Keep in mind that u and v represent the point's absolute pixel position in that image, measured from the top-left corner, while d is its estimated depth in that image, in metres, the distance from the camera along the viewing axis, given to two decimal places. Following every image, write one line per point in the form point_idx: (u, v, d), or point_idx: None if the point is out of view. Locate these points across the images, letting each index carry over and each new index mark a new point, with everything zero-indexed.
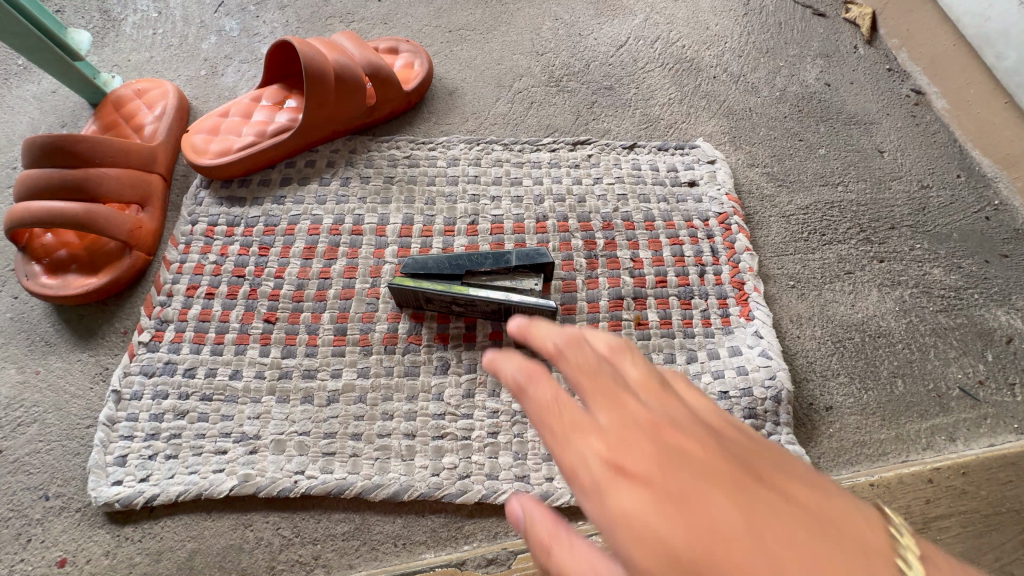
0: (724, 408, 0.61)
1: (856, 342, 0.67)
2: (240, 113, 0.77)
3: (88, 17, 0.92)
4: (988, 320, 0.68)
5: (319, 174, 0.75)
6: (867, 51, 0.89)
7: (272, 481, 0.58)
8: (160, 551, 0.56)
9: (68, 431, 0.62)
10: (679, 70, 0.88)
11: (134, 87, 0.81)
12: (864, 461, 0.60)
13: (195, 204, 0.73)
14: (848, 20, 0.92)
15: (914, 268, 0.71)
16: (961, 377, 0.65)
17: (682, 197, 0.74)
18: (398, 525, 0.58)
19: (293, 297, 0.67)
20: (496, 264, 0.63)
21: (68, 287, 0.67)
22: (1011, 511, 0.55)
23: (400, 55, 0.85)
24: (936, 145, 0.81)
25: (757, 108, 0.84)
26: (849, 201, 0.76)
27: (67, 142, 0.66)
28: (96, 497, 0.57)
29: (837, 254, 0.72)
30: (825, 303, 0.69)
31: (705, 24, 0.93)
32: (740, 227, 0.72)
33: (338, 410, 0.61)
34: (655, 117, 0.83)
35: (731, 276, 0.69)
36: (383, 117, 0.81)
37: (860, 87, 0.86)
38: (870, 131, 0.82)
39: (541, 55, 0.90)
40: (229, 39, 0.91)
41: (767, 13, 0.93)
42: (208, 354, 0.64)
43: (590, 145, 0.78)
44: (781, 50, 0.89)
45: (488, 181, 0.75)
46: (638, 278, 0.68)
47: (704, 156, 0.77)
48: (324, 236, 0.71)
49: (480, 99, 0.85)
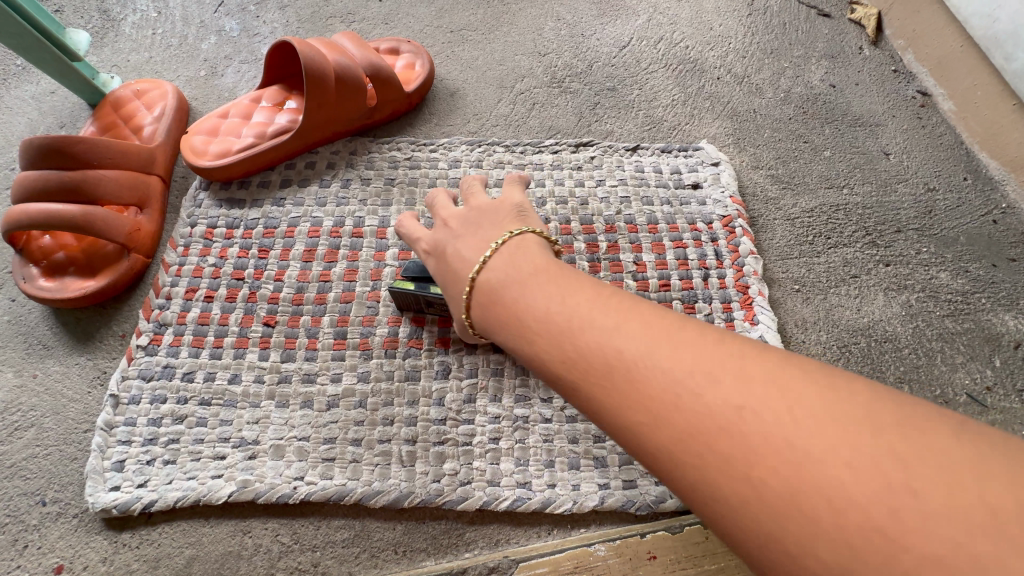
0: None
1: (862, 347, 0.66)
2: (239, 113, 0.76)
3: (87, 17, 0.91)
4: (995, 325, 0.67)
5: (319, 175, 0.74)
6: (873, 52, 0.88)
7: (271, 487, 0.57)
8: (157, 557, 0.56)
9: (66, 435, 0.62)
10: (683, 71, 0.87)
11: (133, 88, 0.80)
12: None
13: (195, 206, 0.72)
14: (854, 21, 0.91)
15: (921, 272, 0.71)
16: (968, 383, 0.64)
17: (686, 200, 0.73)
18: (398, 532, 0.57)
19: (292, 300, 0.67)
20: None
21: (66, 290, 0.66)
22: None
23: (401, 55, 0.84)
24: (943, 147, 0.80)
25: (761, 110, 0.83)
26: (855, 204, 0.75)
27: (65, 144, 0.66)
28: (93, 502, 0.56)
29: (842, 257, 0.72)
30: (831, 308, 0.68)
31: (709, 25, 0.92)
32: (744, 230, 0.71)
33: (338, 415, 0.61)
34: (658, 118, 0.83)
35: (736, 280, 0.68)
36: (384, 118, 0.80)
37: (865, 89, 0.85)
38: (875, 133, 0.81)
39: (543, 56, 0.89)
40: (229, 39, 0.90)
41: (771, 14, 0.92)
42: (206, 358, 0.63)
43: (593, 146, 0.77)
44: (786, 51, 0.88)
45: (490, 183, 0.74)
46: (642, 281, 0.67)
47: (708, 158, 0.76)
48: (324, 238, 0.70)
49: (481, 100, 0.84)
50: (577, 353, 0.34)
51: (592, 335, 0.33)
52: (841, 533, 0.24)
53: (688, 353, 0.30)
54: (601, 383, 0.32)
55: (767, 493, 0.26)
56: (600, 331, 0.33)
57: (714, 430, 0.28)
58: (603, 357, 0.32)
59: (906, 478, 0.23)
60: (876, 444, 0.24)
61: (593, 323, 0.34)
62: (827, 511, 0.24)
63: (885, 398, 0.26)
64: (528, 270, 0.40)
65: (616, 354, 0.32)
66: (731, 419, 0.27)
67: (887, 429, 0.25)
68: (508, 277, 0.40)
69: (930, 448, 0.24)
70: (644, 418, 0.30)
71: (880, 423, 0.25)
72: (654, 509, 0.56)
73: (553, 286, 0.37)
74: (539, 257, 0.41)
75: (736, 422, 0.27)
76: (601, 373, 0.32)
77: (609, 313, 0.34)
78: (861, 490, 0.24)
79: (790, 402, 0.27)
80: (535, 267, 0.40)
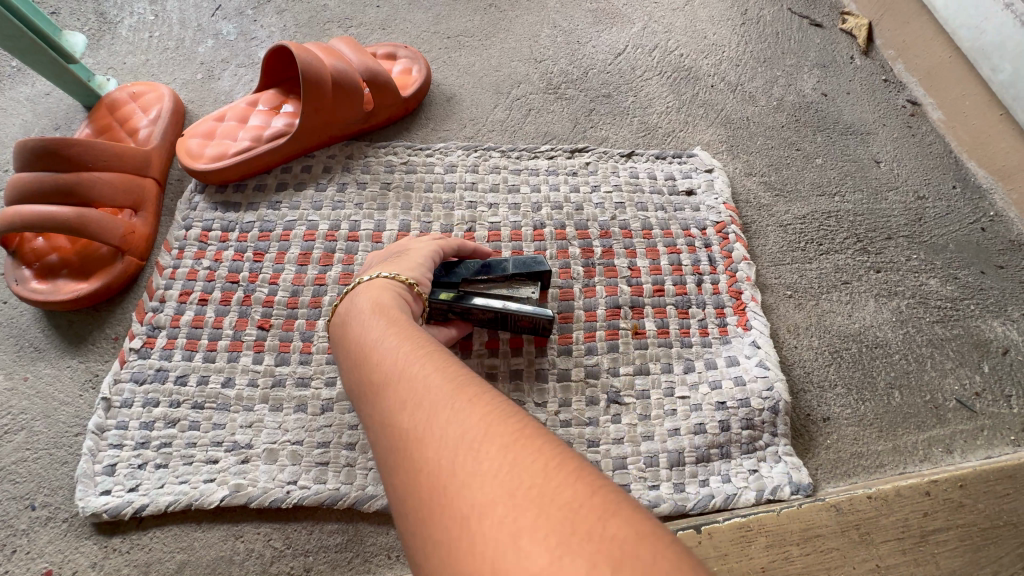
0: (722, 418, 0.60)
1: (853, 352, 0.67)
2: (235, 117, 0.76)
3: (84, 19, 0.92)
4: (984, 331, 0.68)
5: (315, 179, 0.75)
6: (864, 61, 0.90)
7: (264, 491, 0.57)
8: (148, 562, 0.55)
9: (56, 439, 0.61)
10: (677, 78, 0.88)
11: (129, 90, 0.80)
12: (861, 473, 0.60)
13: (190, 209, 0.72)
14: (845, 31, 0.92)
15: (911, 279, 0.72)
16: (958, 389, 0.65)
17: (680, 206, 0.74)
18: (392, 537, 0.57)
19: (287, 304, 0.67)
20: (492, 272, 0.60)
21: (59, 293, 0.66)
22: (1008, 525, 0.55)
23: (398, 60, 0.84)
24: (932, 156, 0.81)
25: (754, 118, 0.84)
26: (846, 210, 0.76)
27: (61, 146, 0.65)
28: (84, 507, 0.56)
29: (834, 263, 0.72)
30: (822, 313, 0.69)
31: (703, 33, 0.93)
32: (738, 236, 0.71)
33: (332, 418, 0.61)
34: (653, 125, 0.83)
35: (729, 285, 0.69)
36: (381, 123, 0.80)
37: (856, 98, 0.86)
38: (866, 142, 0.82)
39: (539, 62, 0.89)
40: (226, 43, 0.91)
41: (764, 23, 0.94)
42: (200, 361, 0.63)
43: (589, 153, 0.78)
44: (779, 60, 0.90)
45: (486, 188, 0.75)
46: (636, 286, 0.68)
47: (702, 165, 0.77)
48: (319, 242, 0.70)
49: (478, 105, 0.85)
50: (368, 379, 0.38)
51: (380, 366, 0.37)
52: (464, 570, 0.25)
53: (438, 391, 0.33)
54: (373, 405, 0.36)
55: (436, 514, 0.27)
56: (388, 363, 0.38)
57: (422, 453, 0.30)
58: (377, 382, 0.37)
59: (529, 529, 0.24)
60: (523, 491, 0.26)
61: (386, 359, 0.38)
62: (467, 544, 0.25)
63: (568, 468, 0.28)
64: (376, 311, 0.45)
65: (388, 382, 0.36)
66: (438, 444, 0.30)
67: (547, 488, 0.26)
68: (359, 314, 0.46)
69: (569, 513, 0.25)
70: (386, 443, 0.33)
71: (550, 479, 0.27)
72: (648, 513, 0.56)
73: (384, 327, 0.43)
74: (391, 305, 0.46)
75: (441, 450, 0.29)
76: (375, 398, 0.36)
77: (402, 352, 0.38)
78: (497, 530, 0.25)
79: (482, 442, 0.29)
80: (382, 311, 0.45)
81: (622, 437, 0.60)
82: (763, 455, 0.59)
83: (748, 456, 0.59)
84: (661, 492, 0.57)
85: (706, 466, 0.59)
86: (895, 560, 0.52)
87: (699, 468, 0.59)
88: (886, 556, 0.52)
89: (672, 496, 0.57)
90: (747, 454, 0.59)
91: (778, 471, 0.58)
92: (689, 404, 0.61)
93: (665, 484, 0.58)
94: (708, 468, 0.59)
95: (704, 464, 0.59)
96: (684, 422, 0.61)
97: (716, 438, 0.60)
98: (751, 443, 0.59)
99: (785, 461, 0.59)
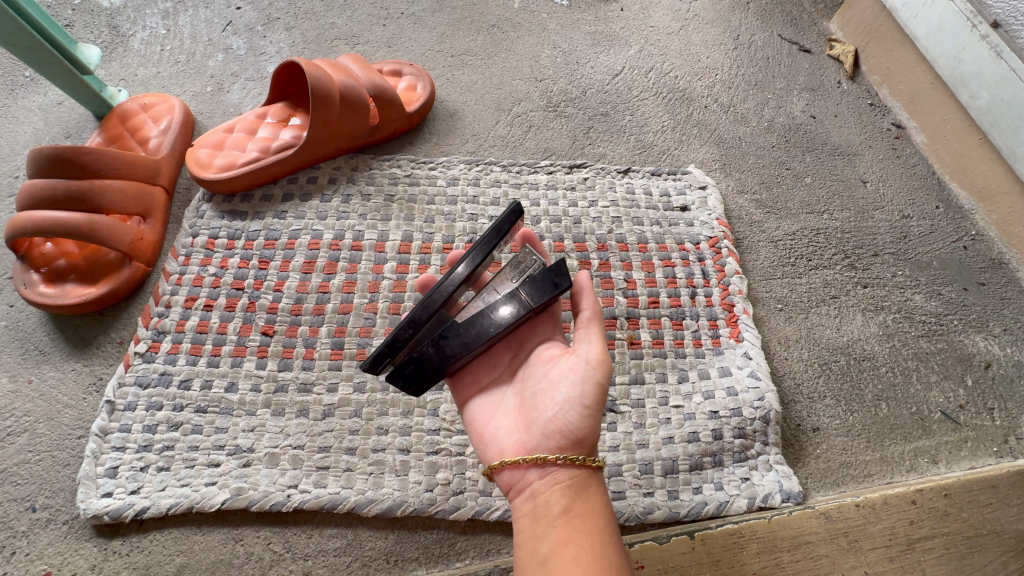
0: (715, 427, 0.62)
1: (841, 365, 0.69)
2: (244, 129, 0.78)
3: (98, 32, 0.94)
4: (967, 346, 0.70)
5: (320, 190, 0.76)
6: (850, 86, 0.94)
7: (265, 495, 0.58)
8: (147, 564, 0.56)
9: (58, 441, 0.62)
10: (672, 98, 0.91)
11: (140, 101, 0.82)
12: (849, 482, 0.62)
13: (197, 217, 0.74)
14: (832, 57, 0.96)
15: (897, 294, 0.74)
16: (943, 401, 0.67)
17: (674, 221, 0.77)
18: (390, 541, 0.58)
19: (291, 310, 0.68)
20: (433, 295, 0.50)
21: (67, 297, 0.67)
22: (991, 533, 0.57)
23: (404, 77, 0.87)
24: (916, 177, 0.85)
25: (746, 138, 0.87)
26: (834, 228, 0.79)
27: (74, 153, 0.67)
28: (85, 509, 0.56)
29: (823, 278, 0.75)
30: (812, 327, 0.71)
31: (697, 56, 0.97)
32: (730, 251, 0.74)
33: (333, 424, 0.62)
34: (649, 143, 0.87)
35: (722, 298, 0.71)
36: (385, 137, 0.82)
37: (843, 120, 0.90)
38: (853, 163, 0.85)
39: (539, 81, 0.93)
40: (236, 57, 0.93)
41: (755, 48, 0.98)
42: (204, 366, 0.64)
43: (586, 168, 0.80)
44: (770, 83, 0.93)
45: (486, 201, 0.77)
46: (631, 298, 0.70)
47: (696, 182, 0.80)
48: (323, 251, 0.72)
49: (480, 121, 0.88)
50: (538, 507, 0.44)
51: (569, 538, 0.41)
52: None
53: (572, 526, 0.41)
54: (546, 544, 0.41)
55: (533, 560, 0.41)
56: (565, 495, 0.43)
57: (546, 545, 0.41)
58: (558, 500, 0.43)
59: None
60: None
61: (550, 507, 0.43)
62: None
63: None
64: (584, 482, 0.44)
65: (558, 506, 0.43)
66: (553, 545, 0.40)
67: None
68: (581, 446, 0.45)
69: None
70: (536, 524, 0.43)
71: None
72: (642, 520, 0.57)
73: (575, 492, 0.44)
74: (600, 500, 0.44)
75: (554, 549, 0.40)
76: (531, 515, 0.44)
77: (578, 495, 0.43)
78: None
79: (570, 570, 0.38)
80: (594, 493, 0.44)
81: (617, 445, 0.61)
82: (754, 463, 0.60)
83: (740, 464, 0.60)
84: (655, 499, 0.58)
85: (699, 474, 0.60)
86: (882, 566, 0.55)
87: (692, 476, 0.60)
88: (873, 563, 0.55)
89: (666, 503, 0.58)
90: (739, 463, 0.60)
91: (768, 480, 0.60)
92: (683, 413, 0.63)
93: (659, 491, 0.59)
94: (701, 476, 0.60)
95: (697, 472, 0.60)
96: (678, 431, 0.62)
97: (709, 446, 0.61)
98: (743, 452, 0.61)
99: (776, 469, 0.60)
